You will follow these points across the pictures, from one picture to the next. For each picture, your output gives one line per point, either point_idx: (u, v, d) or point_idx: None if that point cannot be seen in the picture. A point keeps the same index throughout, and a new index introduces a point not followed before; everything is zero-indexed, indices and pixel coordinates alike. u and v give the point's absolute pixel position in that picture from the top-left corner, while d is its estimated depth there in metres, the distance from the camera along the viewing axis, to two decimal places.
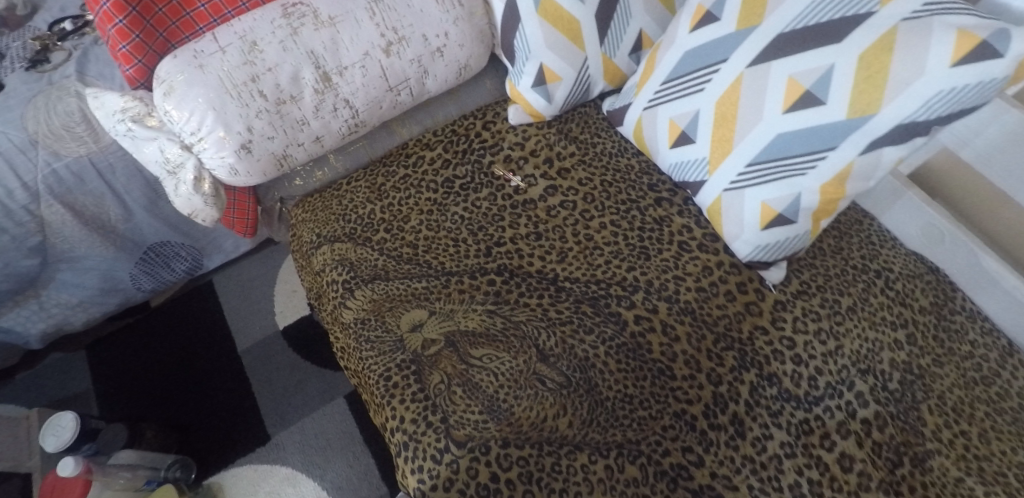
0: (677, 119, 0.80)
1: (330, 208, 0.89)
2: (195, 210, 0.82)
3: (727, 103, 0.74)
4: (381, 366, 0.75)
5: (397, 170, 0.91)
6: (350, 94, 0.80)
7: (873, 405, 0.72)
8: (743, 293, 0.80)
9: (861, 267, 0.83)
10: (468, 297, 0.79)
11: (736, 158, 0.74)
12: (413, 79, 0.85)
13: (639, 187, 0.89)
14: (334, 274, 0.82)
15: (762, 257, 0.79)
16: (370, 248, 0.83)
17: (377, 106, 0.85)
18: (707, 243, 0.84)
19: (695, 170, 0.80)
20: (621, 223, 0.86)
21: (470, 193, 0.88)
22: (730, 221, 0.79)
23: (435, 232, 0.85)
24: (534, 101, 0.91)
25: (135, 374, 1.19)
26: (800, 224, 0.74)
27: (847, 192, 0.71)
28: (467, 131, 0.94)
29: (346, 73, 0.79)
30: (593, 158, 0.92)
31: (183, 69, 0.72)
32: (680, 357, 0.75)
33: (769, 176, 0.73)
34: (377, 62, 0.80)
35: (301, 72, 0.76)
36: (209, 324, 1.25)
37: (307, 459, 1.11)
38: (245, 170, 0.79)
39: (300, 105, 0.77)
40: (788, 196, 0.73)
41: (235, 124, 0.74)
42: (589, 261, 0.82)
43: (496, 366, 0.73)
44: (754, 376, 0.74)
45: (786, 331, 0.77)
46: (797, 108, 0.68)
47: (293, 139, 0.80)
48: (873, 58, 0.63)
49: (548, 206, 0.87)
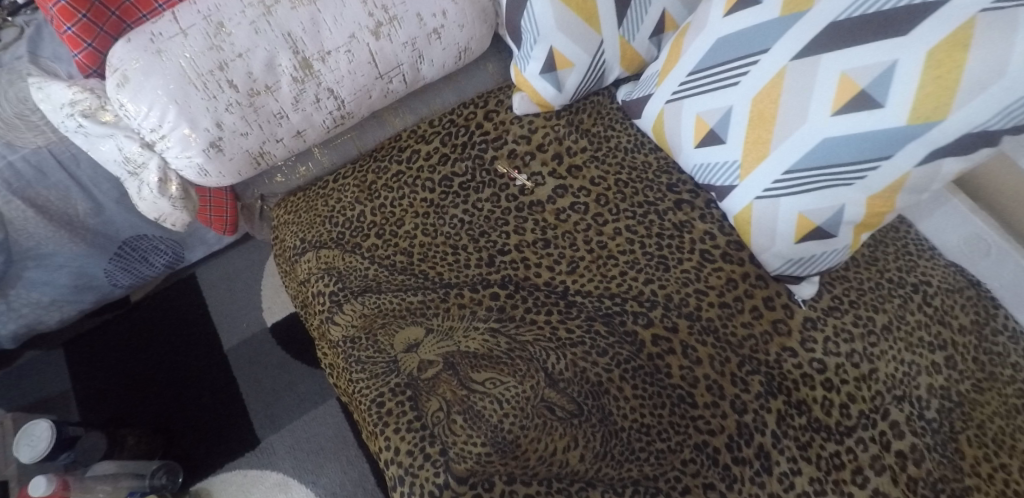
0: (705, 116, 0.71)
1: (316, 208, 0.80)
2: (163, 214, 0.73)
3: (765, 100, 0.65)
4: (373, 391, 0.68)
5: (389, 165, 0.82)
6: (334, 83, 0.71)
7: (909, 436, 0.66)
8: (771, 310, 0.73)
9: (897, 281, 0.76)
10: (469, 313, 0.71)
11: (772, 164, 0.66)
12: (406, 65, 0.75)
13: (657, 188, 0.81)
14: (320, 285, 0.75)
15: (794, 272, 0.71)
16: (361, 256, 0.75)
17: (366, 95, 0.75)
18: (731, 252, 0.76)
19: (723, 173, 0.72)
20: (638, 229, 0.78)
21: (470, 193, 0.80)
22: (760, 231, 0.71)
23: (432, 238, 0.76)
24: (542, 90, 0.81)
25: (114, 374, 1.12)
26: (840, 237, 0.67)
27: (897, 205, 0.63)
28: (467, 122, 0.85)
29: (328, 59, 0.69)
30: (607, 153, 0.83)
31: (138, 56, 0.62)
32: (701, 382, 0.68)
33: (810, 185, 0.65)
34: (365, 46, 0.70)
35: (276, 58, 0.66)
36: (193, 320, 1.18)
37: (298, 464, 1.05)
38: (217, 170, 0.70)
39: (277, 96, 0.68)
40: (830, 207, 0.65)
41: (202, 120, 0.64)
42: (602, 272, 0.75)
43: (500, 392, 0.66)
44: (782, 403, 0.68)
45: (816, 353, 0.71)
46: (848, 111, 0.59)
47: (270, 135, 0.71)
48: (945, 56, 0.53)
49: (557, 209, 0.79)
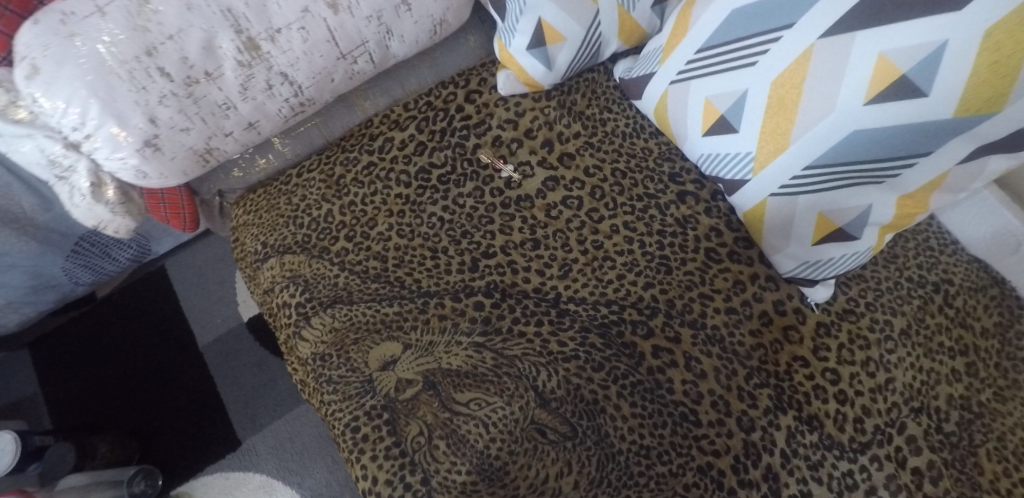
0: (716, 100, 0.63)
1: (278, 206, 0.72)
2: (102, 221, 0.64)
3: (786, 85, 0.56)
4: (347, 414, 0.62)
5: (358, 156, 0.73)
6: (288, 66, 0.61)
7: (926, 452, 0.62)
8: (781, 315, 0.67)
9: (917, 280, 0.70)
10: (450, 326, 0.64)
11: (790, 158, 0.58)
12: (372, 42, 0.65)
13: (658, 178, 0.73)
14: (285, 296, 0.67)
15: (807, 275, 0.65)
16: (329, 262, 0.68)
17: (327, 79, 0.66)
18: (739, 251, 0.70)
19: (734, 166, 0.64)
20: (637, 226, 0.70)
21: (450, 188, 0.72)
22: (774, 232, 0.64)
23: (409, 240, 0.69)
24: (530, 68, 0.72)
25: (84, 376, 1.06)
26: (864, 240, 0.60)
27: (930, 206, 0.56)
28: (446, 105, 0.76)
29: (279, 38, 0.59)
30: (602, 139, 0.75)
31: (48, 41, 0.52)
32: (706, 398, 0.62)
33: (834, 183, 0.57)
34: (322, 21, 0.60)
35: (216, 39, 0.56)
36: (165, 316, 1.11)
37: (282, 465, 1.01)
38: (157, 171, 0.61)
39: (220, 84, 0.58)
40: (856, 208, 0.58)
41: (132, 115, 0.55)
42: (597, 275, 0.68)
43: (486, 414, 0.60)
44: (792, 419, 0.62)
45: (829, 363, 0.65)
46: (884, 100, 0.51)
47: (217, 128, 0.61)
48: (1005, 36, 0.44)
49: (547, 204, 0.71)
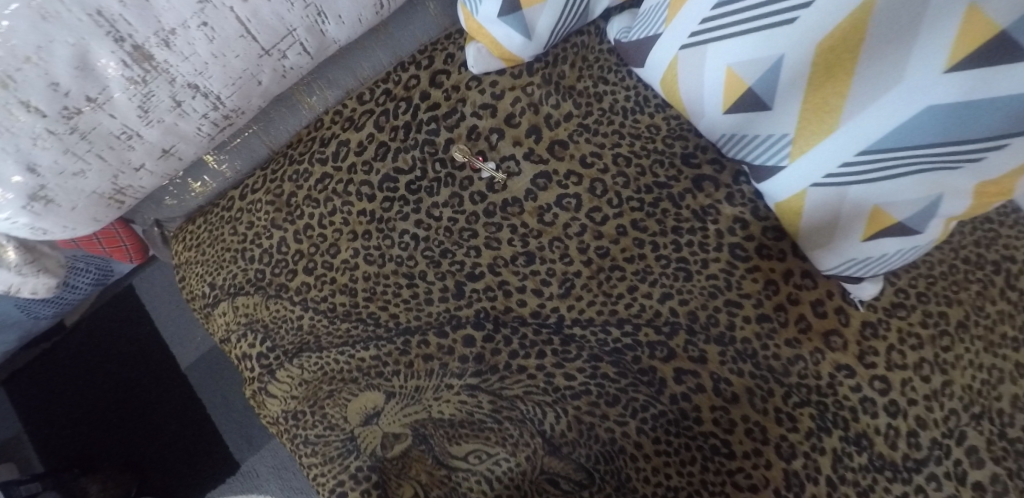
0: (742, 68, 0.49)
1: (223, 238, 0.61)
2: (16, 285, 0.55)
3: (837, 48, 0.43)
4: (330, 479, 0.54)
5: (309, 168, 0.61)
6: (195, 74, 0.48)
7: (990, 464, 0.54)
8: (820, 318, 0.57)
9: (975, 260, 0.61)
10: (438, 367, 0.55)
11: (840, 141, 0.46)
12: (301, 30, 0.52)
13: (669, 163, 0.61)
14: (245, 346, 0.58)
15: (852, 272, 0.55)
16: (290, 302, 0.58)
17: (252, 82, 0.53)
18: (768, 243, 0.59)
19: (765, 149, 0.52)
20: (647, 225, 0.59)
21: (422, 197, 0.60)
22: (815, 226, 0.53)
23: (379, 267, 0.58)
24: (504, 39, 0.59)
25: (65, 410, 0.99)
26: (928, 233, 0.49)
27: (1017, 191, 0.45)
28: (408, 92, 0.63)
29: (175, 41, 0.45)
30: (599, 119, 0.62)
31: None
32: (739, 426, 0.54)
33: (895, 171, 0.46)
34: (229, 12, 0.46)
35: (90, 53, 0.42)
36: (141, 338, 1.02)
37: (286, 485, 0.95)
38: (59, 225, 0.50)
39: (112, 109, 0.46)
40: (921, 199, 0.47)
41: (7, 169, 0.44)
42: (605, 289, 0.57)
43: (490, 468, 0.53)
44: (838, 440, 0.54)
45: (878, 369, 0.56)
46: (971, 67, 0.38)
47: (122, 165, 0.50)
48: None
49: (539, 207, 0.60)
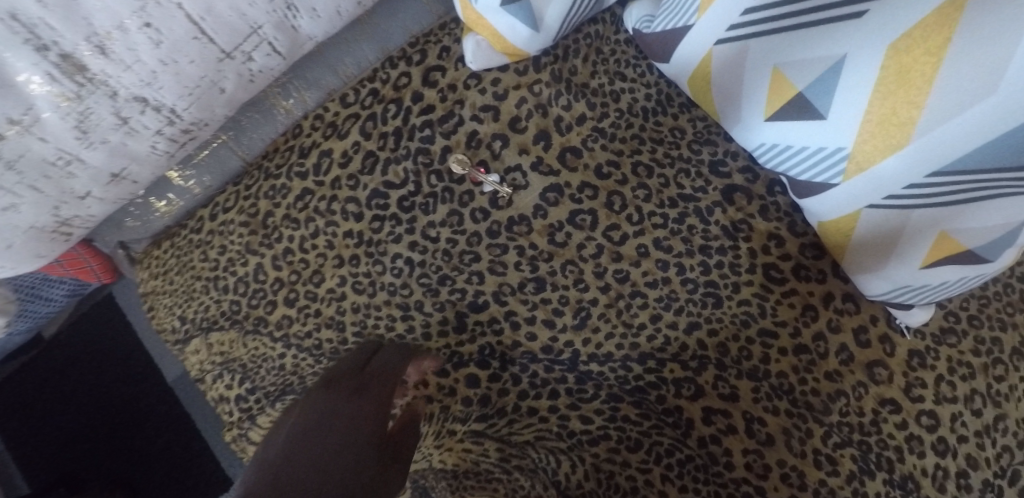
0: (791, 70, 0.42)
1: (193, 265, 0.54)
2: None
3: (915, 50, 0.36)
4: None
5: (289, 183, 0.54)
6: (141, 85, 0.40)
7: None
8: (863, 348, 0.51)
9: None
10: (439, 410, 0.50)
11: (910, 160, 0.39)
12: (268, 27, 0.44)
13: (695, 172, 0.54)
14: (222, 388, 0.53)
15: (901, 300, 0.49)
16: (271, 339, 0.52)
17: (213, 90, 0.45)
18: (806, 263, 0.52)
19: (813, 165, 0.45)
20: (672, 244, 0.52)
21: (417, 216, 0.53)
22: (867, 249, 0.46)
23: (370, 297, 0.52)
24: (509, 32, 0.50)
25: (44, 428, 0.93)
26: (1001, 263, 0.43)
27: None
28: (398, 92, 0.55)
29: (113, 47, 0.37)
30: (617, 122, 0.55)
31: None
32: (775, 471, 0.49)
33: (973, 194, 0.39)
34: (179, 10, 0.38)
35: (7, 68, 0.34)
36: (124, 350, 0.95)
37: None
38: None
39: (42, 132, 0.38)
40: (999, 227, 0.40)
41: None
42: (625, 319, 0.51)
43: None
44: (883, 485, 0.49)
45: (927, 404, 0.51)
46: None
47: (63, 194, 0.43)
48: None
49: (550, 225, 0.53)
